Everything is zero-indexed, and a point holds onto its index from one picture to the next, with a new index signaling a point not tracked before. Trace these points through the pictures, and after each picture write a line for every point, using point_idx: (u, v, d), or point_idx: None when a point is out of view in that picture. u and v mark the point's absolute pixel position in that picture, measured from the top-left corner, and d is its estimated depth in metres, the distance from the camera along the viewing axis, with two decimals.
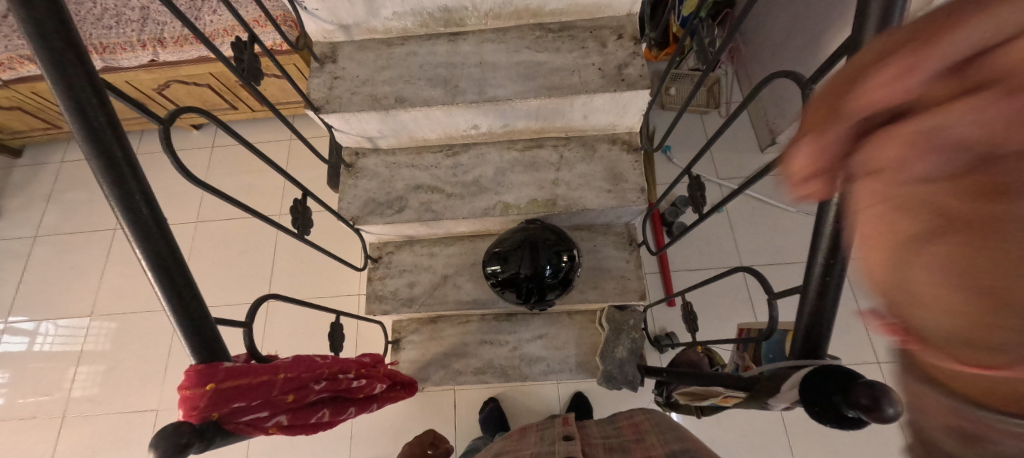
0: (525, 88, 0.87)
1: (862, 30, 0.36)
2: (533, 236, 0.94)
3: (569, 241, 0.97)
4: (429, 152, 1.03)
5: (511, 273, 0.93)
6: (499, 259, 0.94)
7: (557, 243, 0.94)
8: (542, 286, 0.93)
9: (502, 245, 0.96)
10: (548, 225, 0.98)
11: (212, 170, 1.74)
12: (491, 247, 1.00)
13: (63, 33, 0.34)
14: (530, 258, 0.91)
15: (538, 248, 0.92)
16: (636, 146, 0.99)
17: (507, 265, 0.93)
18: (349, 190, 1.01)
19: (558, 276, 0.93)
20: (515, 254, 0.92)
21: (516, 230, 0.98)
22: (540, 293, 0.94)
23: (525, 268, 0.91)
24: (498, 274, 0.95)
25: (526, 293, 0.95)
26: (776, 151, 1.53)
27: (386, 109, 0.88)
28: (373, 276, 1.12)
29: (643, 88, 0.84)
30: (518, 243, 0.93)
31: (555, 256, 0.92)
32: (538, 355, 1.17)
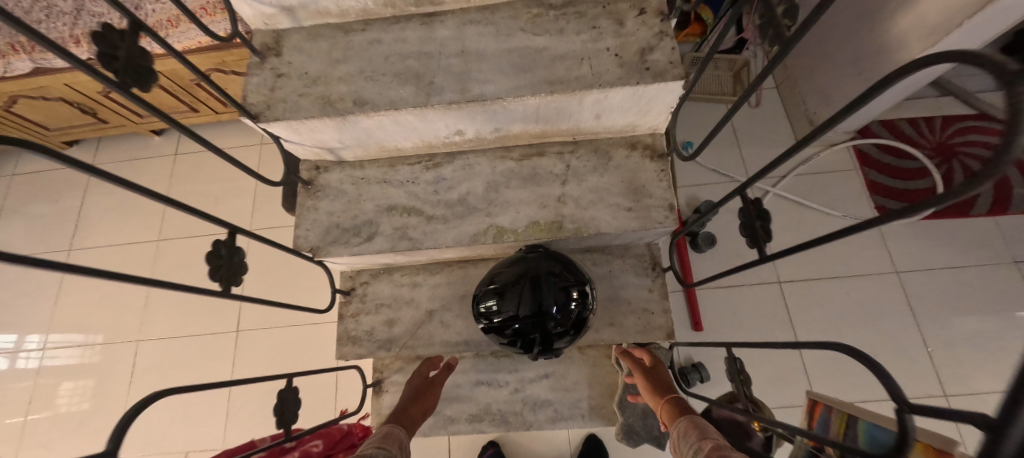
0: (519, 82, 0.67)
1: None
2: (535, 269, 0.74)
3: (581, 274, 0.77)
4: (405, 163, 0.84)
5: (506, 316, 0.73)
6: (493, 296, 0.75)
7: (564, 277, 0.74)
8: (548, 333, 0.72)
9: (496, 278, 0.77)
10: (554, 254, 0.79)
11: (177, 181, 1.56)
12: (484, 280, 0.81)
13: None
14: (531, 297, 0.71)
15: (541, 284, 0.72)
16: (661, 152, 0.79)
17: (502, 305, 0.73)
18: (308, 214, 0.82)
19: (568, 321, 0.73)
20: (512, 291, 0.73)
21: (515, 259, 0.79)
22: (545, 341, 0.74)
23: (524, 311, 0.71)
24: (490, 317, 0.75)
25: (525, 342, 0.74)
26: (817, 145, 1.32)
27: (341, 115, 0.68)
28: (345, 312, 0.94)
29: (675, 78, 0.64)
30: (517, 277, 0.74)
31: (564, 295, 0.72)
32: (544, 399, 1.00)
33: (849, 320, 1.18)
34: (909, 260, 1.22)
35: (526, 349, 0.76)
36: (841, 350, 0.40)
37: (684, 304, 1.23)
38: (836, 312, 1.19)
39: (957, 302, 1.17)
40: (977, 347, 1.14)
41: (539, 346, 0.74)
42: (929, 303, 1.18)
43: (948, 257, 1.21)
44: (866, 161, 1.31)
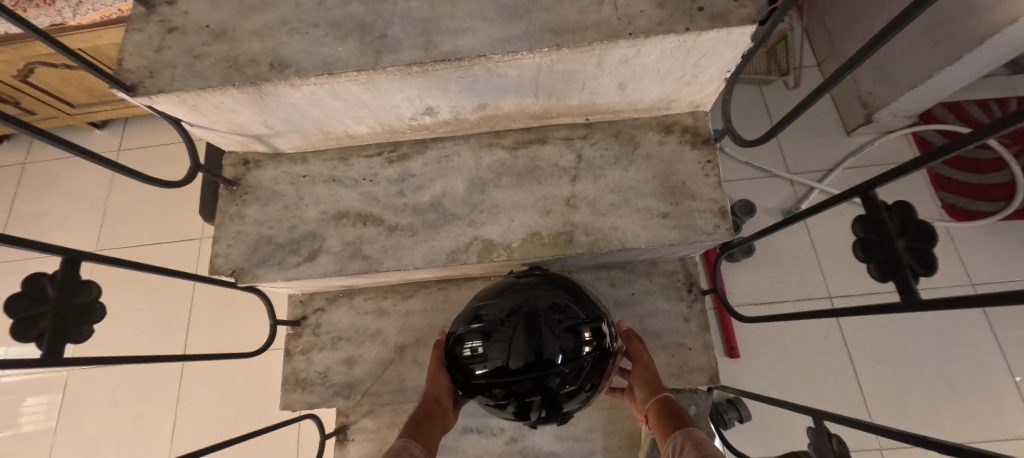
0: (511, 32, 0.46)
1: None
2: (533, 300, 0.53)
3: (596, 307, 0.57)
4: (360, 155, 0.63)
5: (490, 368, 0.51)
6: (472, 337, 0.53)
7: (575, 311, 0.53)
8: (550, 393, 0.50)
9: (478, 312, 0.55)
10: (557, 278, 0.59)
11: (121, 181, 1.35)
12: (462, 313, 0.59)
13: None
14: (526, 342, 0.49)
15: (542, 323, 0.50)
16: (705, 137, 0.58)
17: (485, 351, 0.51)
18: (231, 225, 0.61)
19: (579, 375, 0.51)
20: (501, 331, 0.51)
21: (505, 286, 0.57)
22: (546, 403, 0.52)
23: (517, 361, 0.49)
24: (468, 368, 0.53)
25: (517, 404, 0.52)
26: (870, 132, 1.11)
27: (254, 83, 0.47)
28: (293, 348, 0.73)
29: (743, 21, 0.42)
30: (508, 311, 0.52)
31: (574, 337, 0.51)
32: (548, 450, 0.79)
33: (914, 343, 0.98)
34: (986, 269, 1.01)
35: (518, 412, 0.54)
36: None
37: (717, 326, 1.03)
38: (896, 334, 0.99)
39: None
40: None
41: (537, 408, 0.52)
42: (1011, 321, 0.97)
43: None
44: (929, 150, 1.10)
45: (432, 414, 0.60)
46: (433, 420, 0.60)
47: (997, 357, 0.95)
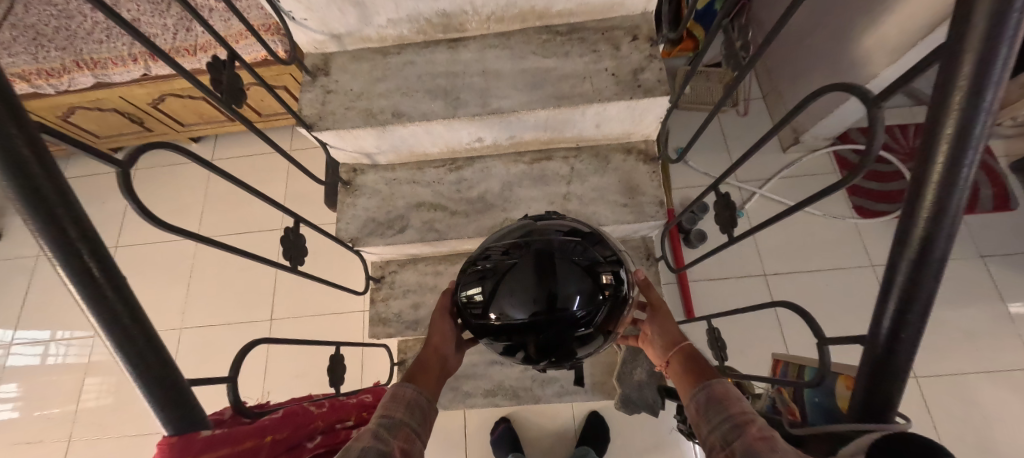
0: (531, 98, 0.80)
1: (962, 40, 0.27)
2: (544, 250, 0.61)
3: (605, 254, 0.64)
4: (430, 166, 0.97)
5: (509, 312, 0.59)
6: (489, 287, 0.61)
7: (585, 260, 0.61)
8: (566, 333, 0.59)
9: (492, 263, 0.63)
10: (565, 229, 0.66)
11: (213, 183, 1.71)
12: (472, 263, 0.67)
13: None
14: (541, 285, 0.58)
15: (556, 270, 0.59)
16: (653, 156, 0.92)
17: (502, 298, 0.60)
18: (347, 210, 0.95)
19: (593, 315, 0.59)
20: (518, 280, 0.59)
21: (514, 238, 0.65)
22: (562, 345, 0.60)
23: (533, 305, 0.58)
24: (487, 314, 0.61)
25: (535, 345, 0.60)
26: (800, 150, 1.45)
27: (382, 125, 0.82)
28: (376, 297, 1.06)
29: (662, 94, 0.76)
30: (523, 262, 0.60)
31: (585, 282, 0.59)
32: (551, 376, 1.11)
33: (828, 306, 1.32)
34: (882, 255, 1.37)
35: (536, 355, 0.62)
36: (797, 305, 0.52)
37: (677, 295, 1.35)
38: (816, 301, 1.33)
39: None
40: None
41: (554, 349, 0.60)
42: None
43: None
44: (845, 166, 1.43)
45: (429, 364, 0.70)
46: (431, 366, 0.70)
47: None
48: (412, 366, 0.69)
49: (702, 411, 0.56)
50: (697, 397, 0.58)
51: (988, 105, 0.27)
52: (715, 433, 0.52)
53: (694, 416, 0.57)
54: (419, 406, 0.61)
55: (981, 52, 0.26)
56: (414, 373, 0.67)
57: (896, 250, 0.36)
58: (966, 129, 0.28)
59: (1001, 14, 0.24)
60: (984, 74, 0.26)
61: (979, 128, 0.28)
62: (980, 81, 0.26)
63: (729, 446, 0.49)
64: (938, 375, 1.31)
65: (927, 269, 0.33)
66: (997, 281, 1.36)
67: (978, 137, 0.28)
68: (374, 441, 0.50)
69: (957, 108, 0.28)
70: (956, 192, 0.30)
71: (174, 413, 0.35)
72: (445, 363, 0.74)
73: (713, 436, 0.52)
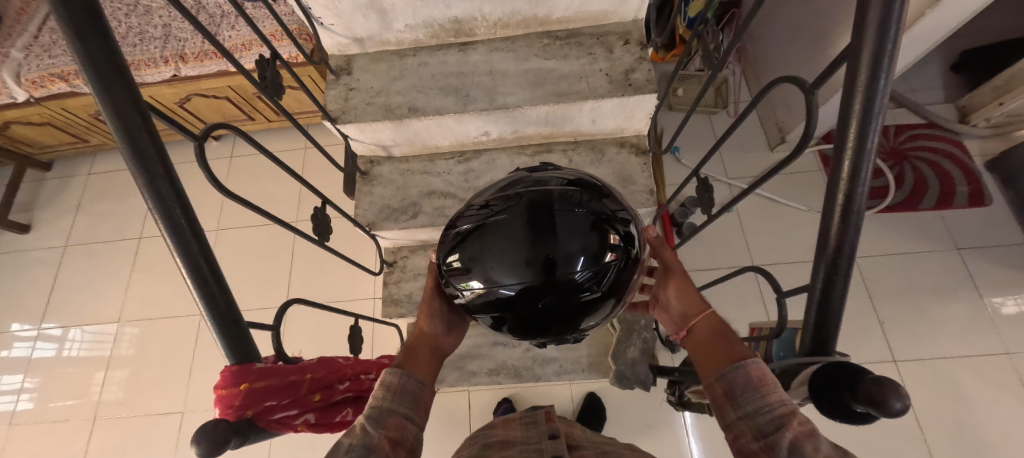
0: (533, 95, 0.89)
1: (861, 37, 0.35)
2: (539, 201, 0.49)
3: (613, 205, 0.52)
4: (441, 159, 1.06)
5: (498, 277, 0.47)
6: (473, 249, 0.50)
7: (589, 212, 0.49)
8: (567, 301, 0.47)
9: (477, 221, 0.52)
10: (564, 179, 0.54)
11: (233, 179, 1.81)
12: (453, 225, 0.56)
13: (128, 91, 0.40)
14: (535, 243, 0.46)
15: (554, 224, 0.47)
16: (644, 149, 1.00)
17: (490, 260, 0.48)
18: (365, 197, 1.04)
19: (600, 279, 0.48)
20: (507, 238, 0.48)
21: (503, 190, 0.54)
22: (562, 317, 0.48)
23: (526, 266, 0.46)
24: (471, 281, 0.50)
25: (529, 318, 0.48)
26: (787, 149, 1.53)
27: (399, 119, 0.91)
28: (389, 280, 1.15)
29: (650, 92, 0.85)
30: (513, 216, 0.49)
31: (590, 240, 0.47)
32: (550, 356, 1.18)
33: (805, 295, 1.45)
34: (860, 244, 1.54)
35: (531, 331, 0.50)
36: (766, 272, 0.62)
37: None
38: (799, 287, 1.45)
39: (895, 281, 1.48)
40: (906, 321, 1.43)
41: (552, 324, 0.49)
42: (880, 283, 1.48)
43: (892, 244, 1.52)
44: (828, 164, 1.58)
45: (417, 348, 0.62)
46: (420, 352, 0.62)
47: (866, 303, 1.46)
48: (402, 353, 0.62)
49: (732, 394, 0.50)
50: (724, 377, 0.51)
51: (882, 86, 0.36)
52: (747, 421, 0.47)
53: (720, 398, 0.51)
54: (409, 391, 0.55)
55: (871, 44, 0.35)
56: (402, 361, 0.60)
57: (828, 208, 0.44)
58: (868, 103, 0.37)
59: (884, 17, 0.33)
60: (875, 61, 0.35)
61: (877, 104, 0.37)
62: (874, 67, 0.35)
63: (767, 439, 0.44)
64: (917, 361, 1.39)
65: (850, 220, 0.42)
66: (972, 272, 1.46)
67: (877, 110, 0.37)
68: (360, 438, 0.48)
69: (861, 88, 0.37)
70: (866, 155, 0.39)
71: (226, 331, 0.46)
72: (439, 344, 0.65)
73: (742, 421, 0.47)
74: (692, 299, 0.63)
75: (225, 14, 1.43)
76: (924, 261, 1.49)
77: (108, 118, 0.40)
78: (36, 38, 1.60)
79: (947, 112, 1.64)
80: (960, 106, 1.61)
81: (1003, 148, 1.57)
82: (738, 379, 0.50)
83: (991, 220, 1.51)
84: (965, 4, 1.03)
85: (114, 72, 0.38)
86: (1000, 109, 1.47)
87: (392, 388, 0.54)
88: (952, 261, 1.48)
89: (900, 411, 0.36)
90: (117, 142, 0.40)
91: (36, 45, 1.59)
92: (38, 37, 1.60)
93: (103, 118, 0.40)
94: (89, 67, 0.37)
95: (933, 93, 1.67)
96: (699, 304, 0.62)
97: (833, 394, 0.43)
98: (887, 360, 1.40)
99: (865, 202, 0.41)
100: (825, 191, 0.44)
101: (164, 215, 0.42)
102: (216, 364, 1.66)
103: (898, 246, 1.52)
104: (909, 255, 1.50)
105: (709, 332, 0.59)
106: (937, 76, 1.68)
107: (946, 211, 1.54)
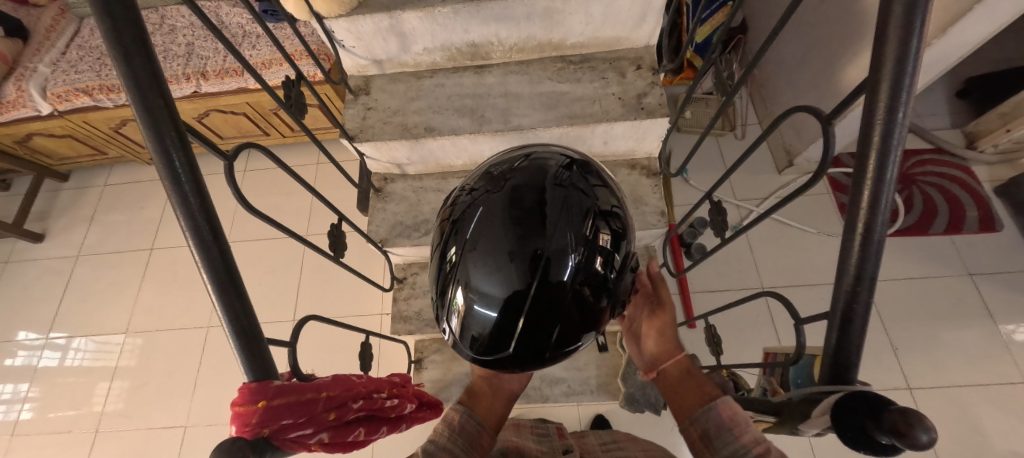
0: (548, 117, 0.91)
1: (879, 74, 0.37)
2: (528, 189, 0.46)
3: (606, 195, 0.50)
4: (454, 177, 1.08)
5: (482, 277, 0.43)
6: (461, 246, 0.47)
7: (579, 200, 0.46)
8: (564, 307, 0.42)
9: (464, 211, 0.49)
10: (559, 163, 0.51)
11: (246, 192, 1.84)
12: (444, 218, 0.54)
13: (168, 112, 0.41)
14: (522, 235, 0.43)
15: (545, 217, 0.44)
16: (655, 171, 1.02)
17: (475, 257, 0.44)
18: (378, 214, 1.05)
19: (592, 279, 0.44)
20: (493, 230, 0.44)
21: (489, 177, 0.52)
22: (554, 329, 0.42)
23: (513, 262, 0.42)
24: (456, 282, 0.46)
25: (515, 332, 0.42)
26: (795, 172, 1.54)
27: (416, 138, 0.93)
28: (399, 296, 1.15)
29: (662, 115, 0.87)
30: (502, 206, 0.46)
31: (580, 233, 0.44)
32: (559, 377, 1.17)
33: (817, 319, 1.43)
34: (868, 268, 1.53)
35: (519, 351, 0.43)
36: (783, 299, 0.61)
37: (680, 306, 1.47)
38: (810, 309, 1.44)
39: (907, 306, 1.46)
40: (919, 348, 1.41)
41: (542, 339, 0.42)
42: (890, 309, 1.47)
43: (901, 269, 1.51)
44: (837, 187, 1.59)
45: (478, 390, 0.66)
46: (481, 393, 0.66)
47: (877, 327, 1.45)
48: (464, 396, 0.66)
49: (708, 440, 0.51)
50: (698, 422, 0.53)
51: (901, 119, 0.37)
52: None
53: (700, 446, 0.52)
54: (466, 428, 0.58)
55: (889, 79, 0.36)
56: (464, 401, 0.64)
57: (848, 236, 0.44)
58: (887, 134, 0.38)
59: (901, 55, 0.35)
60: (894, 94, 0.36)
61: (895, 137, 0.37)
62: (893, 100, 0.36)
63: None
64: (932, 388, 1.36)
65: (870, 248, 0.42)
66: (985, 298, 1.44)
67: (896, 142, 0.38)
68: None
69: (880, 120, 0.38)
70: (885, 186, 0.40)
71: (246, 348, 0.46)
72: (504, 386, 0.67)
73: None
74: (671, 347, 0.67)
75: (247, 34, 1.49)
76: (937, 286, 1.48)
77: (147, 138, 0.41)
78: (64, 54, 1.67)
79: (953, 137, 1.65)
80: (967, 132, 1.63)
81: (1011, 174, 1.57)
82: (715, 421, 0.51)
83: (1003, 245, 1.50)
84: (968, 35, 1.05)
85: (157, 94, 0.40)
86: (1007, 136, 1.48)
87: (453, 426, 0.57)
88: (964, 286, 1.47)
89: (927, 443, 0.34)
90: (153, 159, 0.42)
91: (64, 60, 1.65)
92: (66, 53, 1.67)
93: (140, 135, 0.41)
94: (133, 87, 0.39)
95: (939, 119, 1.69)
96: (678, 352, 0.66)
97: (854, 423, 0.41)
98: (901, 386, 1.38)
99: (883, 231, 0.41)
100: (844, 220, 0.44)
101: (194, 231, 0.43)
102: (220, 377, 1.65)
103: (909, 271, 1.50)
104: (921, 279, 1.49)
105: (688, 377, 0.61)
106: (941, 102, 1.71)
107: (957, 236, 1.53)
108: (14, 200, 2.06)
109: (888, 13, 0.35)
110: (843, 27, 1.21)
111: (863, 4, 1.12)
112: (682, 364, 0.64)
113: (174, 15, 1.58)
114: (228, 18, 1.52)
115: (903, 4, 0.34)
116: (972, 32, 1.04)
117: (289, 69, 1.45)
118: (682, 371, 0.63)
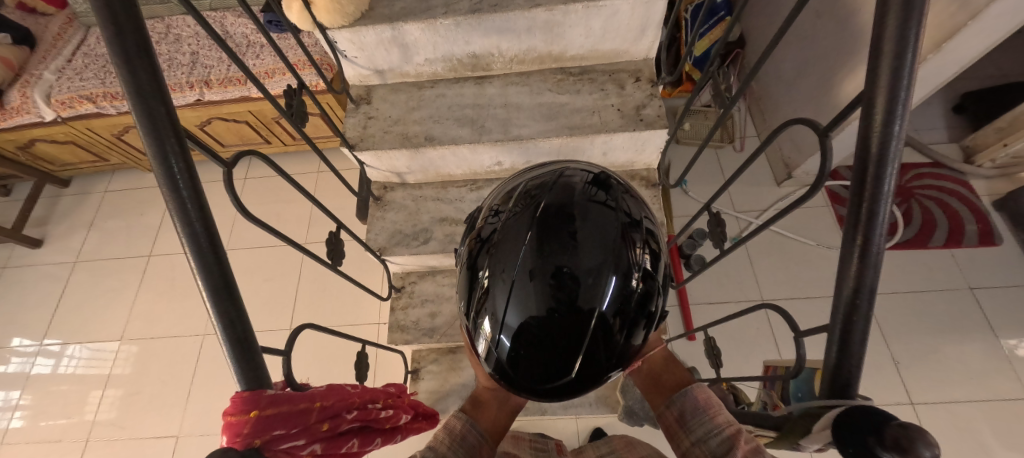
0: (547, 127, 0.91)
1: (874, 87, 0.37)
2: (557, 210, 0.47)
3: (635, 212, 0.51)
4: (454, 186, 1.08)
5: (514, 303, 0.45)
6: (490, 264, 0.48)
7: (609, 223, 0.47)
8: (592, 333, 0.43)
9: (492, 235, 0.50)
10: (586, 178, 0.52)
11: (247, 200, 1.85)
12: (471, 239, 0.55)
13: (169, 118, 0.41)
14: (551, 256, 0.44)
15: (574, 237, 0.45)
16: (654, 182, 1.02)
17: (505, 277, 0.46)
18: (377, 222, 1.05)
19: (624, 306, 0.45)
20: (524, 258, 0.45)
21: (517, 193, 0.53)
22: (585, 357, 0.44)
23: (541, 284, 0.44)
24: (488, 309, 0.47)
25: (550, 362, 0.44)
26: (794, 184, 1.55)
27: (415, 147, 0.93)
28: (396, 306, 1.14)
29: (662, 127, 0.87)
30: (531, 225, 0.47)
31: (612, 259, 0.45)
32: None
33: (818, 333, 1.42)
34: None
35: (552, 378, 0.45)
36: (782, 312, 0.61)
37: (679, 317, 1.47)
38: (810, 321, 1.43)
39: (909, 322, 1.45)
40: (922, 363, 1.39)
41: (578, 367, 0.44)
42: (891, 323, 1.45)
43: (903, 283, 1.51)
44: (836, 199, 1.59)
45: (485, 400, 0.67)
46: (486, 405, 0.66)
47: (878, 341, 1.44)
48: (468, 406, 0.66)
49: (683, 420, 0.57)
50: (676, 406, 0.60)
51: (897, 131, 0.37)
52: (700, 445, 0.53)
53: (674, 426, 0.59)
54: (468, 439, 0.58)
55: (884, 91, 0.36)
56: (468, 410, 0.64)
57: (846, 248, 0.44)
58: (883, 146, 0.38)
59: (896, 69, 0.35)
60: (889, 108, 0.37)
61: (892, 150, 0.38)
62: (889, 112, 0.37)
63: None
64: (935, 404, 1.34)
65: (869, 261, 0.42)
66: (987, 313, 1.44)
67: (892, 155, 0.38)
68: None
69: (876, 133, 0.38)
70: (882, 198, 0.40)
71: (240, 356, 0.46)
72: (510, 399, 0.69)
73: (695, 446, 0.53)
74: (664, 356, 0.71)
75: (251, 43, 1.51)
76: (940, 301, 1.47)
77: (149, 145, 0.41)
78: (70, 62, 1.69)
79: (950, 151, 1.66)
80: (964, 147, 1.64)
81: (1010, 188, 1.58)
82: (693, 408, 0.57)
83: (1003, 259, 1.50)
84: (964, 50, 1.07)
85: (156, 97, 0.40)
86: (1004, 150, 1.49)
87: (455, 434, 0.57)
88: (966, 300, 1.46)
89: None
90: (152, 166, 0.42)
91: (69, 68, 1.67)
92: (71, 61, 1.69)
93: (142, 144, 0.41)
94: (134, 94, 0.39)
95: (936, 133, 1.70)
96: (669, 359, 0.71)
97: (854, 438, 0.40)
98: (904, 402, 1.36)
99: (882, 244, 0.41)
100: (843, 236, 0.45)
101: (191, 239, 0.43)
102: (214, 385, 1.63)
103: (911, 284, 1.50)
104: (921, 293, 1.48)
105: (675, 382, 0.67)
106: (938, 116, 1.72)
107: (957, 249, 1.53)
108: (14, 205, 2.06)
109: (882, 27, 0.36)
110: (840, 42, 1.23)
111: (860, 19, 1.13)
112: (671, 372, 0.69)
113: (180, 24, 1.61)
114: (232, 28, 1.55)
115: (897, 19, 0.35)
116: (968, 47, 1.06)
117: (292, 79, 1.47)
118: (671, 376, 0.68)
